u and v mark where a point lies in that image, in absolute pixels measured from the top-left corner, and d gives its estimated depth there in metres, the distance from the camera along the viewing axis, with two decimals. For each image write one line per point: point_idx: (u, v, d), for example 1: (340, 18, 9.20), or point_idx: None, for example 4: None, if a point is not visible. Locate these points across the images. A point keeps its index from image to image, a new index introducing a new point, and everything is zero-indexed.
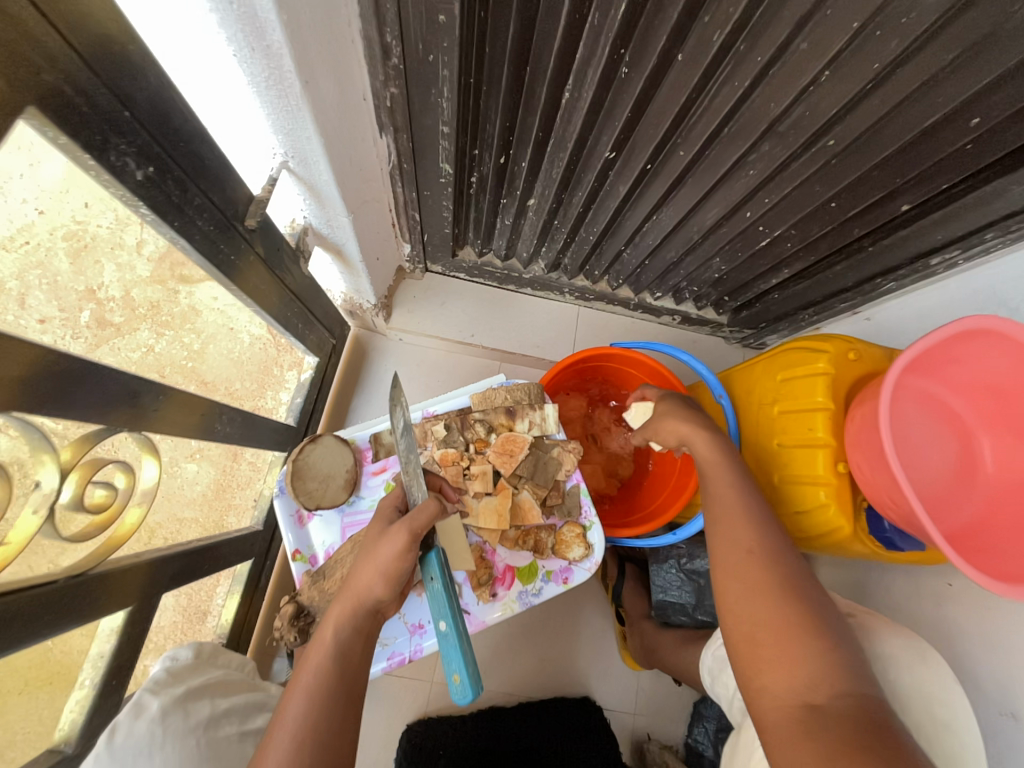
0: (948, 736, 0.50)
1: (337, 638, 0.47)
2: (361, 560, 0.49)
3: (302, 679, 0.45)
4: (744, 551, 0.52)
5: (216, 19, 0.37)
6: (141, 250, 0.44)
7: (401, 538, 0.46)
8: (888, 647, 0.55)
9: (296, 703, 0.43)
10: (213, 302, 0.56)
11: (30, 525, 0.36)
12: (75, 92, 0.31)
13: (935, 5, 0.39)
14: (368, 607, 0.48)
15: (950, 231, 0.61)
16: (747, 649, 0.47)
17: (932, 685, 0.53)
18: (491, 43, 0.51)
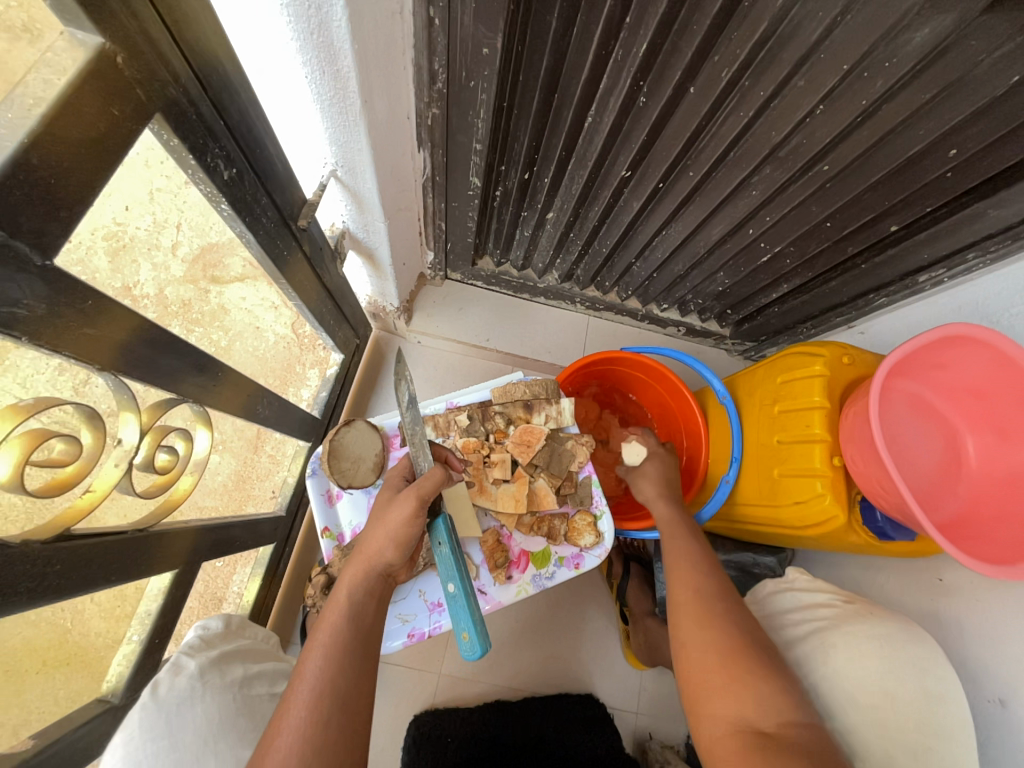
0: (939, 706, 0.51)
1: (352, 599, 0.49)
2: (370, 527, 0.52)
3: (319, 638, 0.47)
4: (715, 592, 0.57)
5: (297, 47, 0.43)
6: (176, 251, 0.47)
7: (410, 502, 0.51)
8: (885, 625, 0.57)
9: (315, 660, 0.46)
10: (239, 302, 0.59)
11: (111, 476, 0.40)
12: (188, 103, 0.37)
13: (913, 53, 0.45)
14: (380, 569, 0.51)
15: (936, 250, 0.67)
16: (709, 681, 0.51)
17: (927, 663, 0.53)
18: (525, 73, 0.57)
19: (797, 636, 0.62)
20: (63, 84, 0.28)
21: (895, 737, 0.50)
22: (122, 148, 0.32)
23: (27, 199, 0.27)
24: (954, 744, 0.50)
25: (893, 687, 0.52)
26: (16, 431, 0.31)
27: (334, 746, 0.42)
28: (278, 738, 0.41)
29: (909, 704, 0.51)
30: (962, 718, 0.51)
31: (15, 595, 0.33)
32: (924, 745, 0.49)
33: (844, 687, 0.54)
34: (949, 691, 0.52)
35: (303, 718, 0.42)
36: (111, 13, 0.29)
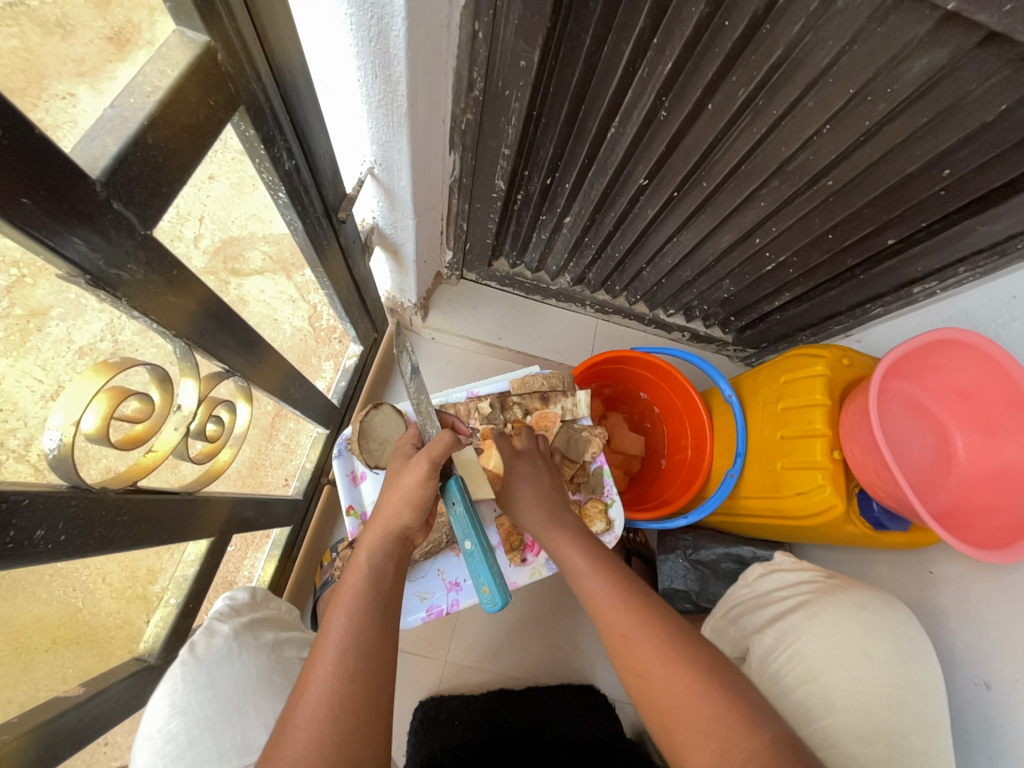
0: (913, 664, 0.55)
1: (372, 561, 0.52)
2: (386, 492, 0.55)
3: (342, 601, 0.49)
4: (619, 636, 0.52)
5: (356, 52, 0.46)
6: (197, 243, 0.42)
7: (422, 466, 0.54)
8: (861, 595, 0.61)
9: (338, 620, 0.47)
10: (258, 295, 0.56)
11: (171, 439, 0.43)
12: (264, 98, 0.40)
13: (911, 82, 0.50)
14: (397, 533, 0.54)
15: (930, 263, 0.72)
16: (666, 739, 0.46)
17: (900, 626, 0.58)
18: (556, 86, 0.62)
19: (783, 609, 0.66)
20: (174, 76, 0.31)
21: (874, 689, 0.53)
22: (213, 135, 0.36)
23: (140, 174, 0.30)
24: (924, 695, 0.54)
25: (870, 646, 0.56)
26: (105, 385, 0.34)
27: (361, 699, 0.42)
28: (307, 691, 0.42)
29: (886, 660, 0.55)
30: (929, 674, 0.56)
31: (93, 539, 0.36)
32: (898, 697, 0.53)
33: (828, 647, 0.57)
34: (919, 650, 0.57)
35: (331, 672, 0.43)
36: (217, 16, 0.33)
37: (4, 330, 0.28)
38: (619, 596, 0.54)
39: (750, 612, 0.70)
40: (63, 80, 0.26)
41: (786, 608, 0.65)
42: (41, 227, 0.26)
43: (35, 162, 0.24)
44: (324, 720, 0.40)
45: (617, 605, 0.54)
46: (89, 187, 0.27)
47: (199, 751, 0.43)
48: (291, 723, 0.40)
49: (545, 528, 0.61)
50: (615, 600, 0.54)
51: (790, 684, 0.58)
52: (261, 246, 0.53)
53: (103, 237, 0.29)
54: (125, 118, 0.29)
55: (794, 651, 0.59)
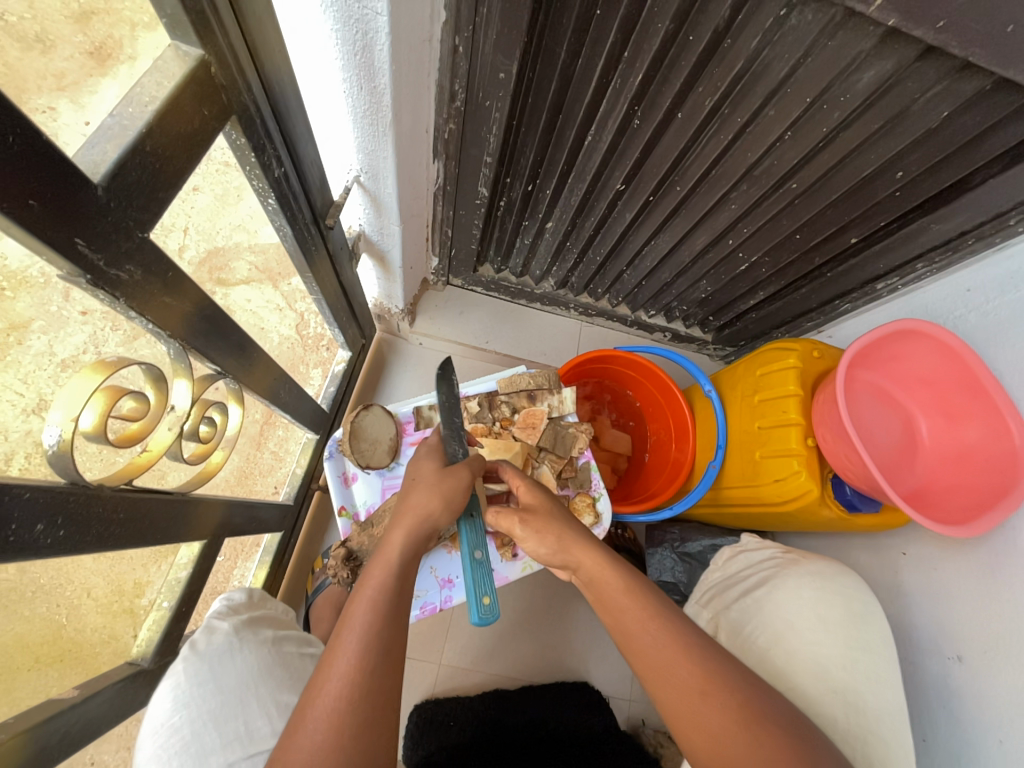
0: (865, 624, 0.59)
1: (402, 554, 0.51)
2: (423, 489, 0.57)
3: (367, 590, 0.48)
4: (697, 693, 0.46)
5: (342, 65, 0.49)
6: (183, 254, 0.43)
7: (466, 475, 0.59)
8: (817, 565, 0.65)
9: (363, 609, 0.46)
10: (245, 304, 0.57)
11: (164, 439, 0.44)
12: (254, 109, 0.42)
13: (861, 91, 0.54)
14: (427, 530, 0.54)
15: (891, 260, 0.77)
16: None
17: (852, 590, 0.62)
18: (534, 96, 0.64)
19: (748, 586, 0.69)
20: (171, 87, 0.33)
21: (828, 653, 0.57)
22: (207, 143, 0.37)
23: (138, 179, 0.32)
24: (876, 654, 0.58)
25: (825, 612, 0.60)
26: (102, 384, 0.35)
27: (382, 690, 0.41)
28: (328, 680, 0.41)
29: (839, 624, 0.59)
30: (880, 633, 0.59)
31: (90, 536, 0.37)
32: (852, 658, 0.57)
33: (786, 617, 0.61)
34: (870, 612, 0.61)
35: (354, 659, 0.42)
36: (212, 33, 0.34)
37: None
38: (693, 648, 0.49)
39: (717, 591, 0.73)
40: (44, 93, 0.27)
41: (749, 584, 0.68)
42: (47, 231, 0.27)
43: (43, 166, 0.26)
44: (345, 709, 0.39)
45: (687, 654, 0.48)
46: (91, 190, 0.29)
47: (203, 741, 0.45)
48: (311, 710, 0.39)
49: (562, 539, 0.57)
50: (687, 650, 0.49)
51: (754, 655, 0.62)
52: (246, 257, 0.54)
53: (104, 239, 0.31)
54: (124, 126, 0.31)
55: (758, 624, 0.63)
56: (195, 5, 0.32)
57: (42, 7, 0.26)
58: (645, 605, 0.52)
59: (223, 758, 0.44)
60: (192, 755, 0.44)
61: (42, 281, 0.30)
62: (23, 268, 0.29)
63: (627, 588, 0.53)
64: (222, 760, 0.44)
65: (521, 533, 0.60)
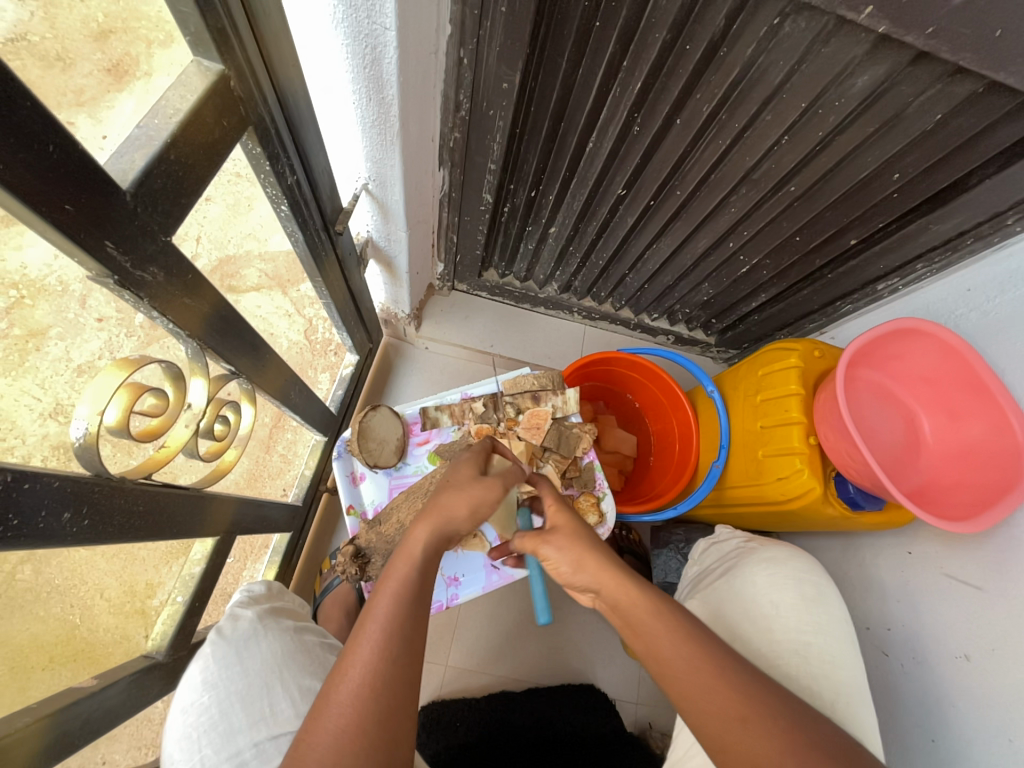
0: (816, 607, 0.63)
1: (426, 552, 0.51)
2: (451, 492, 0.57)
3: (389, 583, 0.49)
4: (738, 721, 0.45)
5: (352, 78, 0.51)
6: (196, 261, 0.45)
7: (497, 487, 0.58)
8: (773, 551, 0.69)
9: (386, 602, 0.47)
10: (255, 311, 0.59)
11: (181, 436, 0.45)
12: (269, 120, 0.44)
13: (855, 96, 0.56)
14: (452, 531, 0.54)
15: (890, 261, 0.77)
16: None
17: (806, 574, 0.66)
18: (536, 105, 0.66)
19: (715, 575, 0.73)
20: (193, 100, 0.35)
21: (780, 635, 0.61)
22: (226, 152, 0.39)
23: (163, 186, 0.34)
24: (829, 636, 0.61)
25: (778, 597, 0.64)
26: (126, 380, 0.37)
27: (402, 683, 0.42)
28: (350, 667, 0.42)
29: (792, 607, 0.63)
30: (834, 616, 0.63)
31: (112, 526, 0.39)
32: (804, 641, 0.60)
33: (745, 603, 0.65)
34: (823, 595, 0.64)
35: (376, 650, 0.43)
36: (232, 49, 0.37)
37: (3, 350, 0.29)
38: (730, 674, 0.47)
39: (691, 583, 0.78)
40: (62, 110, 0.28)
41: (716, 573, 0.73)
42: (83, 234, 0.29)
43: (80, 174, 0.28)
44: (366, 699, 0.40)
45: (725, 678, 0.47)
46: (121, 195, 0.31)
47: (231, 720, 0.51)
48: (334, 697, 0.41)
49: (582, 556, 0.55)
50: (726, 673, 0.47)
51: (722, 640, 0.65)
52: (257, 265, 0.56)
53: (132, 242, 0.33)
54: (151, 136, 0.33)
55: (722, 611, 0.67)
56: (217, 24, 0.34)
57: (64, 27, 0.27)
58: (678, 627, 0.49)
59: (249, 736, 0.50)
60: (221, 733, 0.50)
61: (60, 290, 0.31)
62: (42, 277, 0.30)
63: (658, 609, 0.51)
64: (248, 737, 0.50)
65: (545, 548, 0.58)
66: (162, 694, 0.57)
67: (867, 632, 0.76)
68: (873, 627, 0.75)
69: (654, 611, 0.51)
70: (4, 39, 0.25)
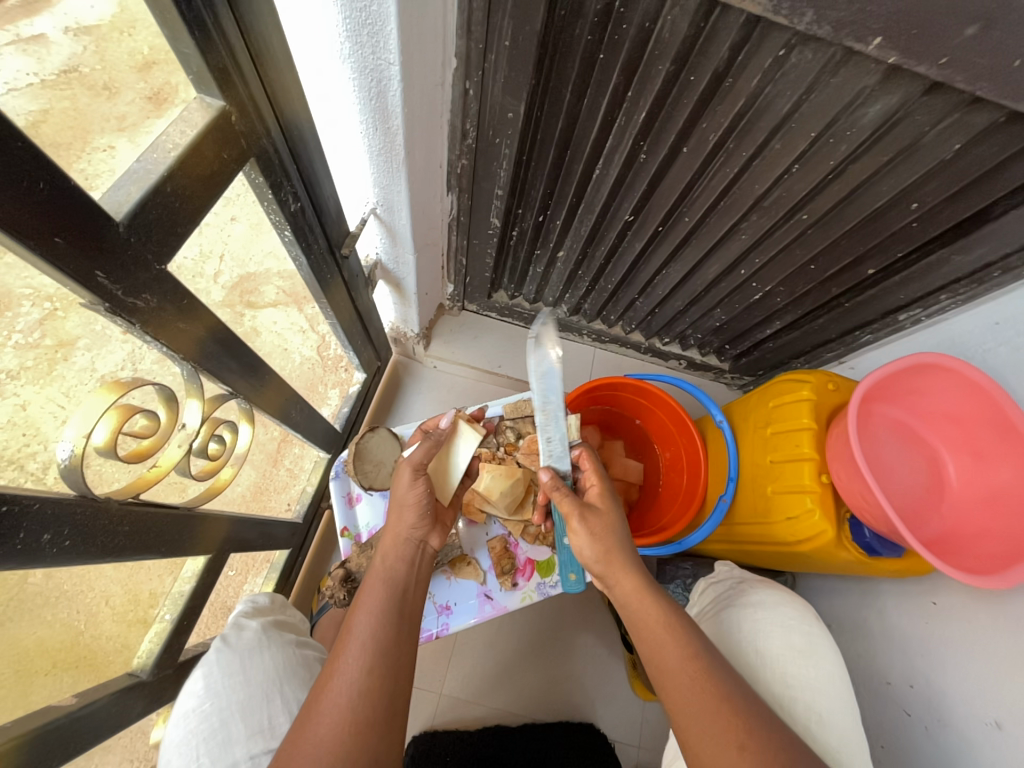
0: (803, 659, 0.60)
1: (387, 561, 0.58)
2: (392, 505, 0.62)
3: (364, 601, 0.54)
4: (734, 749, 0.48)
5: (359, 109, 0.52)
6: (218, 280, 0.48)
7: (406, 471, 0.61)
8: (758, 594, 0.66)
9: (361, 620, 0.52)
10: (272, 325, 0.63)
11: (173, 456, 0.46)
12: (273, 150, 0.46)
13: (868, 125, 0.54)
14: (411, 537, 0.59)
15: (911, 291, 0.74)
16: None
17: (794, 621, 0.63)
18: (543, 133, 0.67)
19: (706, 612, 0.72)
20: (193, 134, 0.37)
21: (763, 686, 0.59)
22: (226, 183, 0.41)
23: (158, 217, 0.35)
24: (817, 691, 0.58)
25: (763, 645, 0.61)
26: (115, 403, 0.38)
27: (378, 695, 0.47)
28: (332, 681, 0.48)
29: (777, 657, 0.60)
30: (824, 669, 0.59)
31: (95, 546, 0.39)
32: (789, 696, 0.57)
33: (732, 651, 0.63)
34: (812, 646, 0.61)
35: (351, 665, 0.48)
36: (233, 86, 0.38)
37: (34, 359, 0.32)
38: (738, 703, 0.50)
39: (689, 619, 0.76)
40: (106, 134, 0.32)
41: (708, 613, 0.71)
42: (72, 264, 0.30)
43: (70, 209, 0.29)
44: (344, 710, 0.45)
45: (726, 704, 0.50)
46: (113, 227, 0.32)
47: (230, 731, 0.52)
48: (318, 708, 0.46)
49: (610, 554, 0.59)
50: (727, 700, 0.50)
51: None
52: (275, 282, 0.59)
53: (123, 272, 0.34)
54: (149, 170, 0.34)
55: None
56: (218, 63, 0.36)
57: (112, 59, 0.32)
58: (685, 645, 0.53)
59: (246, 749, 0.51)
60: (219, 743, 0.51)
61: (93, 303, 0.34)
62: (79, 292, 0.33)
63: (667, 623, 0.54)
64: (245, 750, 0.51)
65: (576, 527, 0.60)
66: (144, 714, 0.57)
67: (888, 687, 0.71)
68: (894, 682, 0.70)
69: (669, 625, 0.54)
70: (59, 73, 0.29)
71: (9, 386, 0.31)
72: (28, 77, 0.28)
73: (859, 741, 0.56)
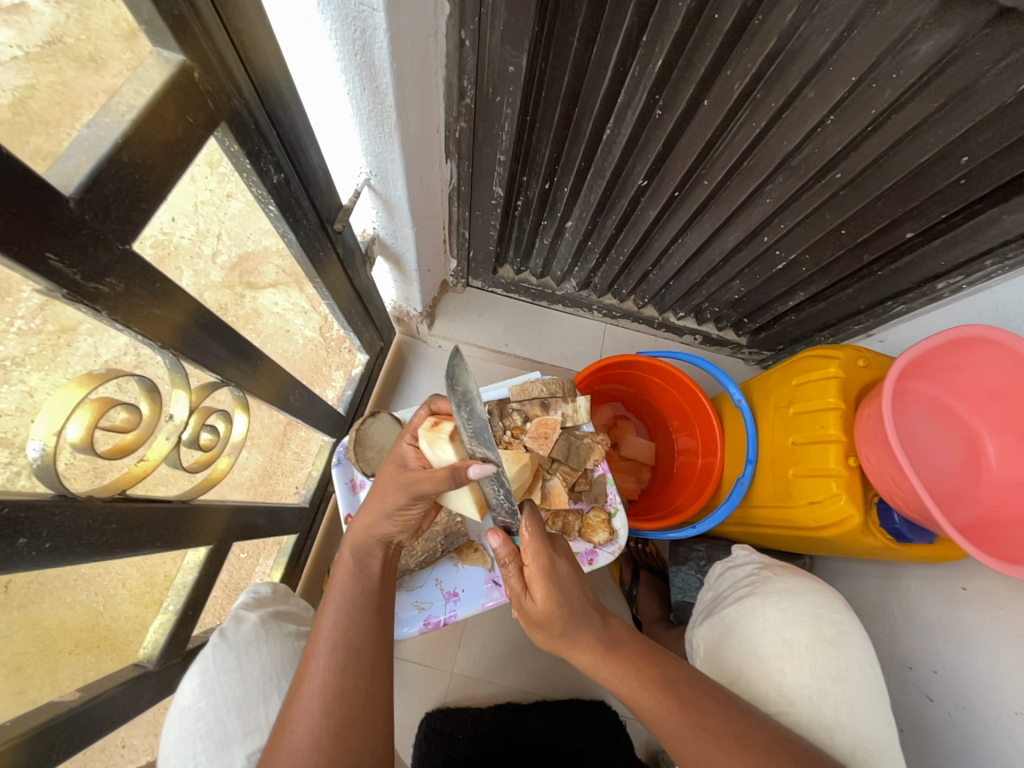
0: (833, 650, 0.58)
1: (356, 557, 0.57)
2: (368, 504, 0.59)
3: (332, 599, 0.53)
4: None
5: (340, 66, 0.46)
6: (215, 260, 0.48)
7: (405, 492, 0.55)
8: (787, 583, 0.64)
9: (330, 619, 0.51)
10: (272, 307, 0.61)
11: (162, 448, 0.45)
12: (245, 113, 0.42)
13: (919, 64, 0.47)
14: (379, 536, 0.58)
15: (952, 257, 0.68)
16: None
17: (823, 611, 0.60)
18: (548, 89, 0.61)
19: (724, 600, 0.68)
20: (150, 94, 0.33)
21: (791, 677, 0.56)
22: (192, 150, 0.37)
23: (116, 191, 0.32)
24: (848, 682, 0.56)
25: (791, 635, 0.58)
26: (88, 397, 0.36)
27: (354, 694, 0.47)
28: (304, 683, 0.47)
29: (806, 648, 0.57)
30: (853, 658, 0.58)
31: (81, 545, 0.38)
32: (818, 688, 0.55)
33: (753, 639, 0.60)
34: (842, 636, 0.59)
35: (321, 667, 0.48)
36: (193, 35, 0.34)
37: (38, 346, 0.32)
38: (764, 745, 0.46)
39: (701, 615, 0.72)
40: (92, 109, 0.31)
41: (725, 601, 0.68)
42: (15, 247, 0.27)
43: (4, 181, 0.25)
44: (319, 714, 0.45)
45: (726, 740, 0.46)
46: (62, 202, 0.29)
47: (227, 728, 0.52)
48: (292, 714, 0.45)
49: (568, 635, 0.50)
50: (726, 732, 0.46)
51: (730, 675, 0.61)
52: (275, 261, 0.57)
53: (80, 252, 0.31)
54: (101, 137, 0.31)
55: (728, 646, 0.62)
56: (172, 8, 0.32)
57: (96, 28, 0.30)
58: (654, 698, 0.48)
59: (243, 747, 0.51)
60: (216, 741, 0.51)
61: None
62: None
63: (632, 688, 0.48)
64: (242, 748, 0.51)
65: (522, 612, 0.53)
66: (153, 703, 0.58)
67: (910, 672, 0.69)
68: (917, 667, 0.68)
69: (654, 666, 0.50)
70: (41, 45, 0.28)
71: (15, 374, 0.32)
72: (10, 49, 0.27)
73: (889, 733, 0.55)
